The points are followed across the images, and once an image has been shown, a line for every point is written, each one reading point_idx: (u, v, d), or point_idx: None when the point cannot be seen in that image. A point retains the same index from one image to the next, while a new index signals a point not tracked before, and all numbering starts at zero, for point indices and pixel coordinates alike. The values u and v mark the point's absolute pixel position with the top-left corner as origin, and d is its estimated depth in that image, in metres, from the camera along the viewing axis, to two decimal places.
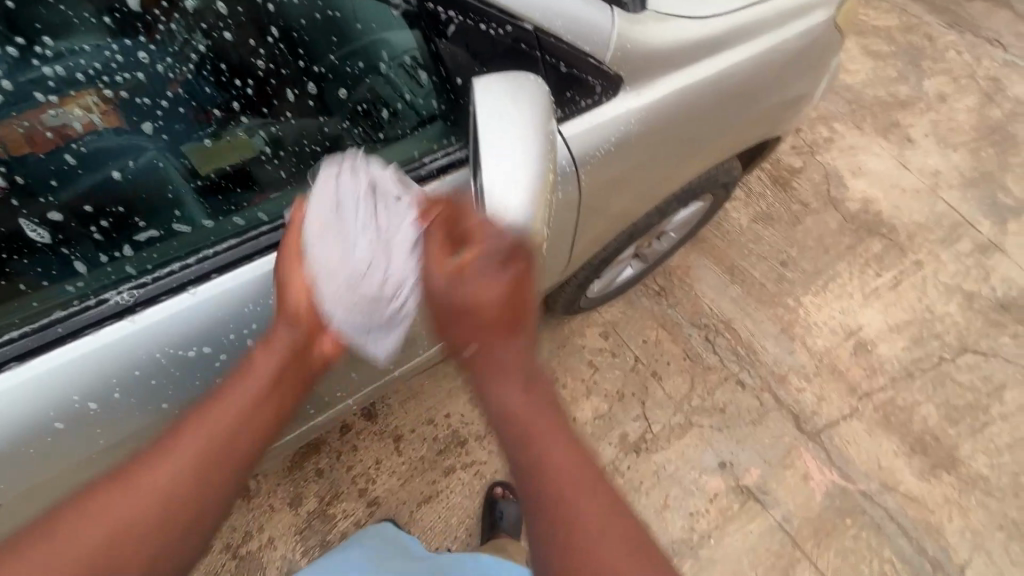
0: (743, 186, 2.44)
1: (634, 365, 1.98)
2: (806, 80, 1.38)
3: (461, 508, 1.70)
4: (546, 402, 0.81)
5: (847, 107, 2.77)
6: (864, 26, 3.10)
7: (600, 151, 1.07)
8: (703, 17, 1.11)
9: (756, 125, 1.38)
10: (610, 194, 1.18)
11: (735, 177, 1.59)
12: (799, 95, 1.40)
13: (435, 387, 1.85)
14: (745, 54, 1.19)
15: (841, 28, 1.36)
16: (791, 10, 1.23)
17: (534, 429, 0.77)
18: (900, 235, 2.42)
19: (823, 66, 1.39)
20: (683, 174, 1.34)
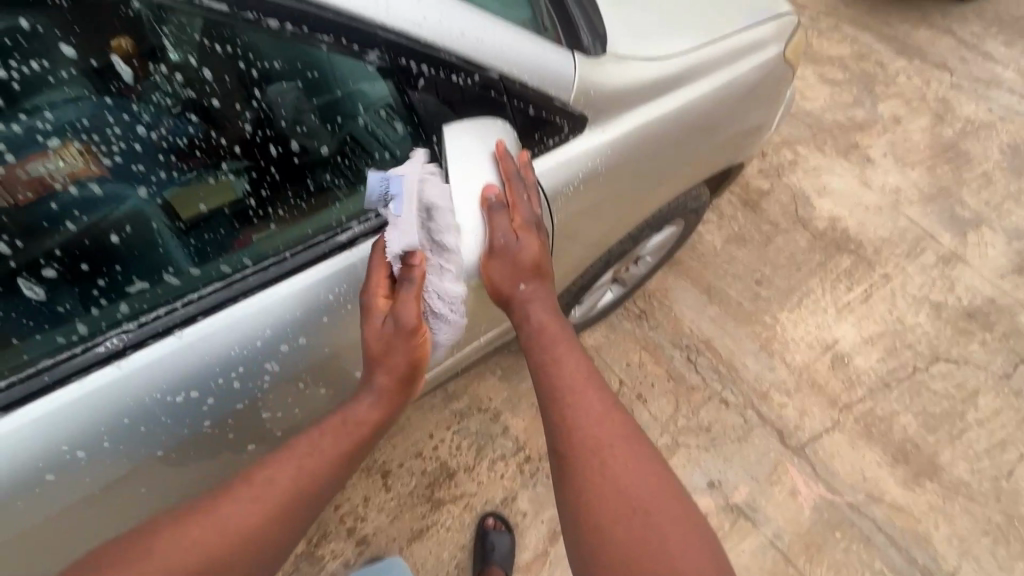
0: (715, 209, 2.53)
1: (619, 389, 2.01)
2: (763, 111, 1.46)
3: (452, 541, 1.68)
4: (589, 400, 0.97)
5: (808, 131, 2.91)
6: (819, 55, 3.28)
7: (570, 185, 1.12)
8: (659, 58, 1.19)
9: (717, 154, 1.46)
10: (582, 224, 1.24)
11: (704, 202, 1.66)
12: (757, 125, 1.49)
13: (423, 420, 1.85)
14: (703, 89, 1.26)
15: (793, 62, 1.45)
16: (743, 48, 1.32)
17: (582, 427, 0.94)
18: (867, 250, 2.52)
19: (777, 97, 1.48)
20: (651, 202, 1.41)
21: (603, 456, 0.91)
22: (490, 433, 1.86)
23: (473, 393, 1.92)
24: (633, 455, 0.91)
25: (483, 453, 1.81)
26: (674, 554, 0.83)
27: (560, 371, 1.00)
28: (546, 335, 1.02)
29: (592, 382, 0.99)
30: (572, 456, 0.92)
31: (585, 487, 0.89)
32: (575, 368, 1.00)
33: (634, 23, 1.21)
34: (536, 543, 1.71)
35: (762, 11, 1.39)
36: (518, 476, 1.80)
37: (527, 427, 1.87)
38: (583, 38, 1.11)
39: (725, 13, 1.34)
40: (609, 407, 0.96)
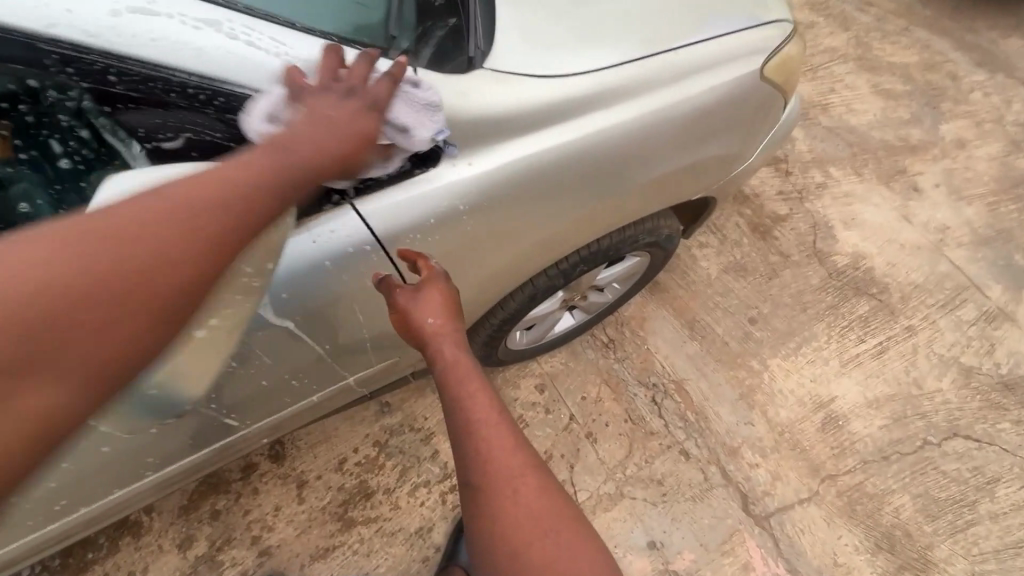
0: (718, 231, 2.25)
1: (568, 425, 1.83)
2: (726, 138, 1.23)
3: (356, 566, 1.60)
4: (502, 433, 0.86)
5: (847, 150, 2.54)
6: (879, 61, 2.85)
7: (428, 223, 0.95)
8: (569, 75, 1.00)
9: (660, 188, 1.25)
10: (461, 265, 1.07)
11: (660, 237, 1.44)
12: (717, 154, 1.26)
13: (348, 433, 1.75)
14: (629, 112, 1.06)
15: (772, 82, 1.20)
16: (692, 65, 1.10)
17: (494, 488, 0.83)
18: (892, 296, 2.18)
19: (746, 125, 1.24)
20: (571, 240, 1.22)
21: (514, 490, 0.84)
22: (417, 455, 1.74)
23: (408, 410, 1.80)
24: (547, 507, 0.84)
25: (407, 476, 1.71)
26: None
27: (475, 412, 0.87)
28: (458, 371, 0.90)
29: (505, 428, 0.87)
30: (485, 519, 0.84)
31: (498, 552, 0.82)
32: (490, 416, 0.87)
33: (549, 28, 1.02)
34: None
35: (731, 20, 1.16)
36: (438, 505, 1.68)
37: None
38: (476, 39, 0.98)
39: (681, 20, 1.11)
40: (519, 450, 0.86)
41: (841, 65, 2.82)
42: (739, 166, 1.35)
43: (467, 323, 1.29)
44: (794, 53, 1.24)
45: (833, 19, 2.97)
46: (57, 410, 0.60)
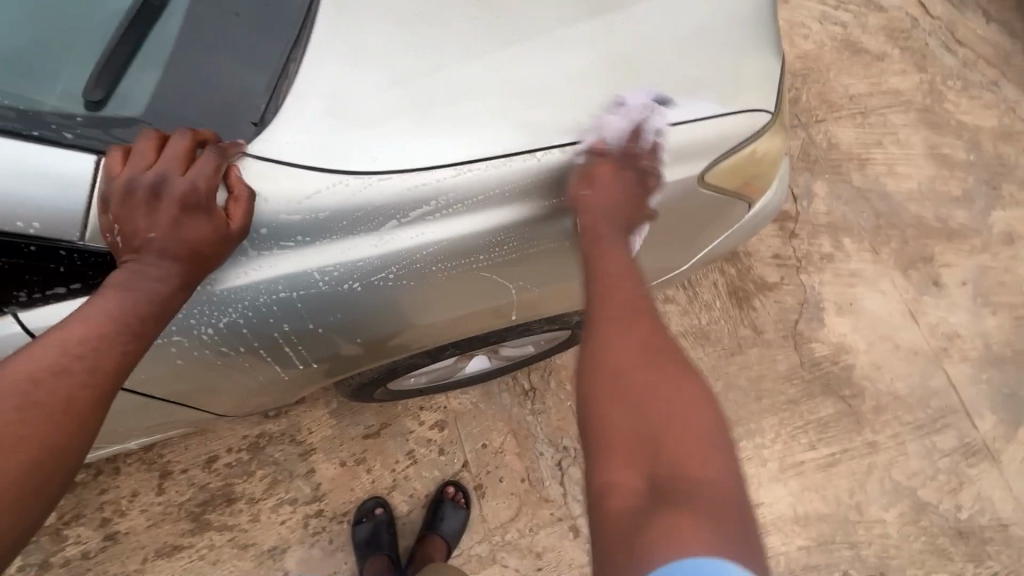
0: (690, 287, 1.99)
1: (458, 472, 1.70)
2: (648, 244, 1.08)
3: (199, 572, 1.54)
4: (648, 341, 0.85)
5: (872, 221, 2.19)
6: (947, 117, 2.41)
7: (226, 325, 0.94)
8: (382, 173, 0.90)
9: (560, 292, 1.13)
10: (293, 349, 1.04)
11: (566, 324, 1.32)
12: (634, 264, 1.12)
13: (223, 431, 1.64)
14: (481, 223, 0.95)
15: (710, 187, 1.03)
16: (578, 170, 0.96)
17: (623, 371, 0.81)
18: (864, 403, 1.93)
19: (674, 237, 1.09)
20: (438, 334, 1.13)
21: (635, 360, 0.82)
22: (291, 470, 1.64)
23: (295, 419, 1.68)
24: (692, 412, 0.77)
25: (275, 490, 1.61)
26: (681, 444, 0.74)
27: (617, 314, 0.87)
28: (598, 241, 0.94)
29: (658, 338, 0.86)
30: (606, 417, 0.79)
31: (614, 449, 0.75)
32: (636, 319, 0.87)
33: (403, 103, 0.93)
34: None
35: (656, 110, 0.98)
36: (299, 527, 1.60)
37: (334, 478, 1.65)
38: (256, 103, 0.92)
39: (582, 104, 0.96)
40: (658, 336, 0.86)
41: (899, 113, 2.39)
42: (670, 271, 1.20)
43: (319, 382, 1.20)
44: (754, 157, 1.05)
45: (909, 54, 2.50)
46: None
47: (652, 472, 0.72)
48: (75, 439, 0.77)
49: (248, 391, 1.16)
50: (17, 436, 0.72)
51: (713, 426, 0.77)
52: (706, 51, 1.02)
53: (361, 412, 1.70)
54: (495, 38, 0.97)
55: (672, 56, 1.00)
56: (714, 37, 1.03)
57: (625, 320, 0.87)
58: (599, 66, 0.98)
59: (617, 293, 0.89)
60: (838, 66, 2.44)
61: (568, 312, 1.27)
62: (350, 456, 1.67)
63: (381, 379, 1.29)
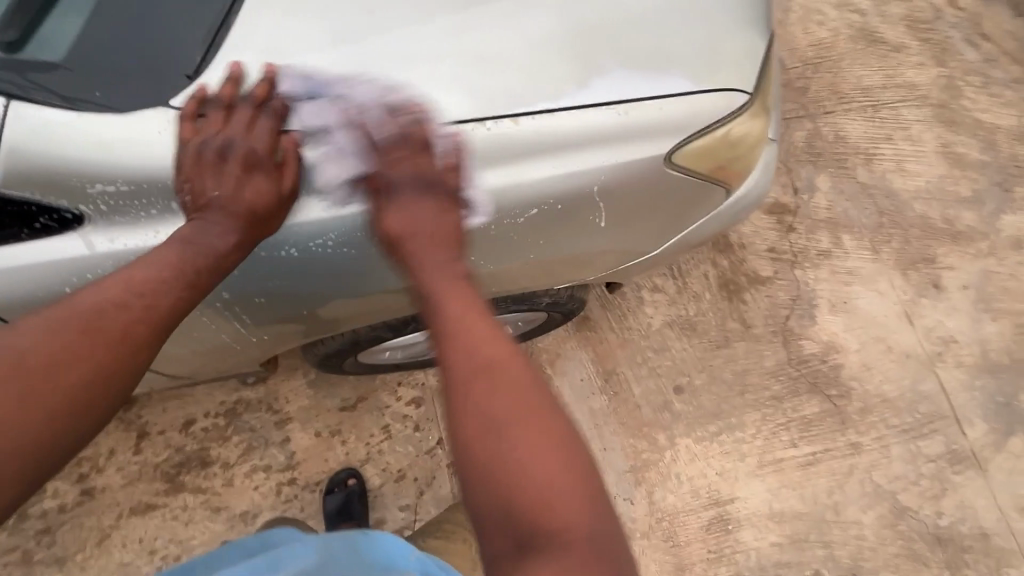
0: (679, 277, 1.95)
1: (432, 449, 1.70)
2: (617, 221, 1.03)
3: (171, 532, 1.55)
4: (500, 382, 0.78)
5: (874, 219, 2.12)
6: (963, 114, 2.32)
7: None
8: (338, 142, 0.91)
9: (523, 273, 1.10)
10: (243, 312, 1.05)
11: (535, 305, 1.30)
12: (601, 247, 1.08)
13: (202, 396, 1.66)
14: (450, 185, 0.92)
15: (680, 169, 1.00)
16: (540, 137, 0.93)
17: (468, 426, 0.76)
18: (850, 404, 1.89)
19: (643, 220, 1.06)
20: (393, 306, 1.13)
21: (487, 394, 0.77)
22: (266, 438, 1.65)
23: (273, 387, 1.69)
24: (550, 457, 0.74)
25: (249, 456, 1.63)
26: (542, 476, 0.73)
27: (467, 341, 0.81)
28: (439, 291, 0.87)
29: (515, 361, 0.80)
30: (471, 455, 0.76)
31: (489, 523, 0.73)
32: (492, 346, 0.81)
33: (350, 68, 0.92)
34: None
35: (613, 85, 0.94)
36: (271, 494, 1.61)
37: (308, 447, 1.66)
38: (191, 54, 0.93)
39: (532, 74, 0.93)
40: (514, 363, 0.81)
41: (912, 108, 2.30)
42: (641, 257, 1.16)
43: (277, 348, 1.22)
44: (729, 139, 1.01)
45: (928, 47, 2.40)
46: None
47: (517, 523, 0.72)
48: (131, 374, 0.81)
49: (204, 354, 1.18)
50: (84, 360, 0.77)
51: (574, 443, 0.77)
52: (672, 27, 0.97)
53: (338, 384, 1.71)
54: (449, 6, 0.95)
55: (633, 30, 0.96)
56: (683, 10, 0.98)
57: (471, 347, 0.81)
58: (567, 43, 0.94)
59: (464, 321, 0.83)
60: (852, 56, 2.35)
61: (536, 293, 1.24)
62: (325, 427, 1.68)
63: (348, 351, 1.28)
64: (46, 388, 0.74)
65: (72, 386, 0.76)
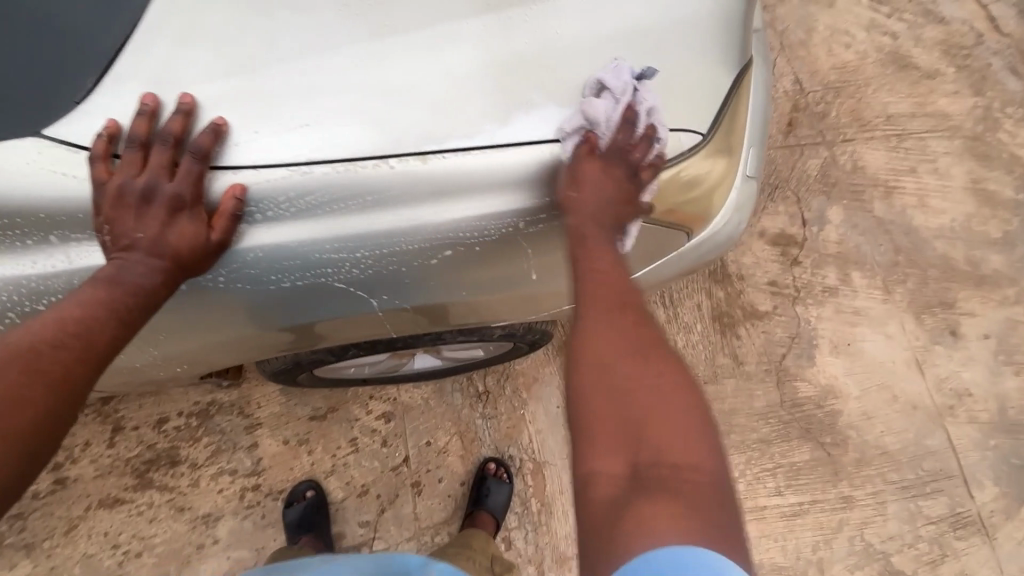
0: (671, 306, 1.86)
1: (398, 467, 1.67)
2: (547, 268, 0.93)
3: (135, 527, 1.58)
4: (624, 331, 0.77)
5: (890, 256, 1.98)
6: (999, 149, 2.15)
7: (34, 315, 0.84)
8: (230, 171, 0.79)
9: (451, 315, 1.00)
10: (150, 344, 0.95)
11: (487, 337, 1.22)
12: (541, 291, 0.98)
13: (176, 395, 1.67)
14: (348, 226, 0.81)
15: (624, 211, 0.87)
16: (452, 178, 0.80)
17: (588, 362, 0.75)
18: (845, 454, 1.77)
19: None
20: (313, 343, 1.02)
21: (605, 339, 0.76)
22: (235, 442, 1.66)
23: (247, 391, 1.69)
24: (681, 419, 0.70)
25: (216, 458, 1.64)
26: (659, 418, 0.69)
27: (606, 288, 0.81)
28: (581, 232, 0.84)
29: (641, 318, 0.80)
30: (590, 389, 0.74)
31: (597, 435, 0.70)
32: (624, 298, 0.81)
33: (242, 92, 0.80)
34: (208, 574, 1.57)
35: (547, 121, 0.82)
36: (234, 499, 1.62)
37: (275, 454, 1.66)
38: (83, 81, 0.81)
39: (454, 108, 0.80)
40: (635, 321, 0.79)
41: (941, 139, 2.15)
42: None
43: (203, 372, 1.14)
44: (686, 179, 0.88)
45: (965, 74, 2.23)
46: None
47: (630, 456, 0.68)
48: (70, 417, 0.79)
49: (121, 378, 1.09)
50: (20, 408, 0.73)
51: (697, 404, 0.72)
52: (627, 57, 0.84)
53: (310, 394, 1.70)
54: (364, 21, 0.82)
55: (579, 59, 0.83)
56: (640, 36, 0.85)
57: (601, 294, 0.81)
58: (489, 69, 0.82)
59: (604, 269, 0.83)
60: (880, 80, 2.21)
61: (482, 329, 1.15)
62: (294, 435, 1.67)
63: (294, 371, 1.24)
64: None
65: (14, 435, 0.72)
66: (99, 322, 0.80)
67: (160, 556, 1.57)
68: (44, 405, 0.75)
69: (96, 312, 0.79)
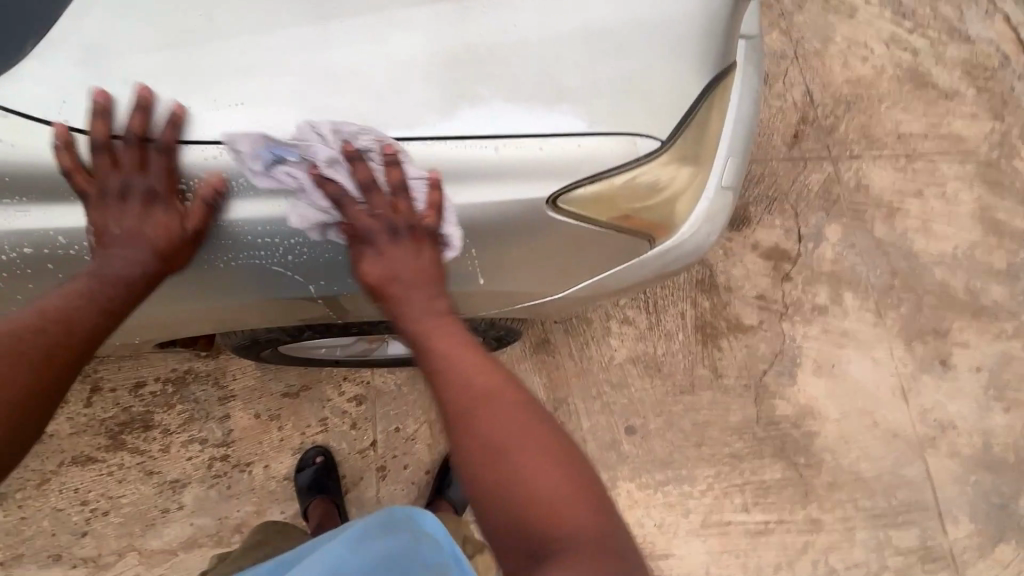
0: (654, 313, 1.84)
1: (364, 449, 1.70)
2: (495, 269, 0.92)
3: (105, 486, 1.62)
4: (495, 416, 0.74)
5: (885, 279, 1.93)
6: (1012, 177, 2.08)
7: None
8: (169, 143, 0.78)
9: None
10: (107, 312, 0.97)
11: (447, 328, 1.21)
12: (493, 289, 0.97)
13: (154, 361, 1.69)
14: (279, 210, 0.80)
15: (572, 214, 0.86)
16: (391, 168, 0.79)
17: (468, 454, 0.73)
18: (818, 476, 1.74)
19: (544, 264, 0.93)
20: (267, 322, 1.03)
21: (477, 424, 0.74)
22: (208, 412, 1.68)
23: (223, 364, 1.71)
24: (547, 470, 0.72)
25: (188, 426, 1.67)
26: (542, 494, 0.70)
27: (464, 373, 0.77)
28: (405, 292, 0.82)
29: (506, 388, 0.77)
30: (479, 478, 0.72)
31: (497, 528, 0.71)
32: (487, 377, 0.77)
33: (185, 68, 0.79)
34: (170, 538, 1.61)
35: (495, 117, 0.80)
36: (202, 468, 1.65)
37: (246, 427, 1.68)
38: (25, 41, 0.78)
39: (400, 98, 0.79)
40: (500, 390, 0.77)
41: (953, 162, 2.08)
42: (550, 300, 1.04)
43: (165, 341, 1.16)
44: (641, 188, 0.86)
45: (985, 97, 2.15)
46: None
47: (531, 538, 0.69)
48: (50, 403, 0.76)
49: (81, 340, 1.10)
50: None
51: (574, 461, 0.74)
52: (583, 61, 0.82)
53: (285, 372, 1.71)
54: (320, 7, 0.81)
55: (533, 59, 0.81)
56: (601, 39, 0.83)
57: (462, 377, 0.77)
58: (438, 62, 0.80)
59: (453, 351, 0.79)
60: (894, 97, 2.13)
61: (441, 321, 1.15)
62: (265, 410, 1.69)
63: (258, 347, 1.24)
64: None
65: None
66: (87, 306, 0.78)
67: (126, 516, 1.61)
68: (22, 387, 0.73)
69: (82, 297, 0.78)
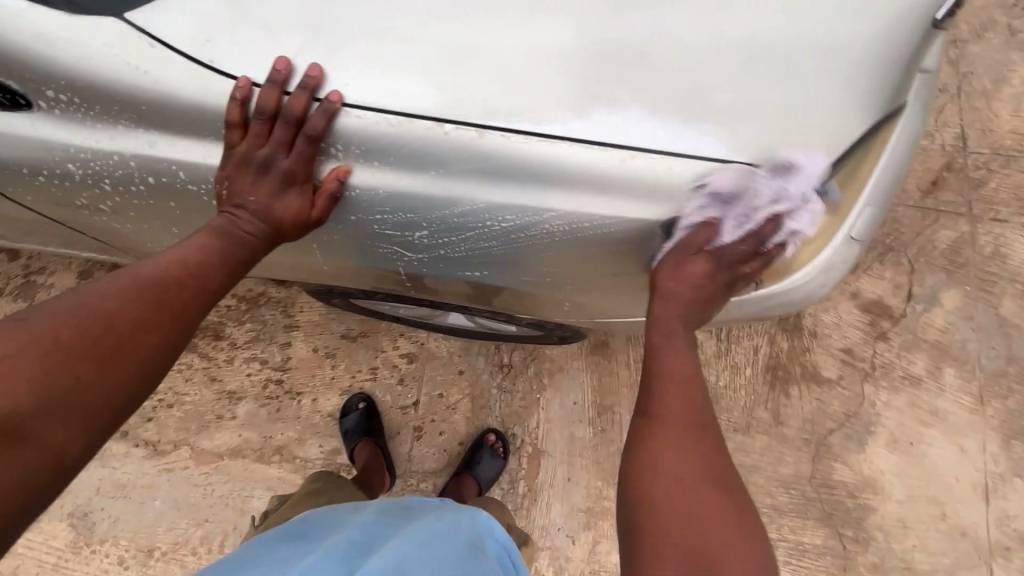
0: (724, 341, 1.73)
1: (406, 407, 1.74)
2: (585, 281, 0.88)
3: (173, 381, 1.75)
4: (697, 448, 0.76)
5: (998, 364, 1.71)
6: None
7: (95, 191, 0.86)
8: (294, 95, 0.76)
9: (480, 297, 0.98)
10: None
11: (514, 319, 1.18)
12: (572, 299, 0.93)
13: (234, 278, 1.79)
14: (419, 185, 0.76)
15: (680, 243, 0.78)
16: (543, 166, 0.74)
17: (666, 473, 0.74)
18: (861, 553, 1.62)
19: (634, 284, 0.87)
20: (346, 280, 1.04)
21: (679, 445, 0.76)
22: (272, 336, 1.77)
23: (293, 295, 1.78)
24: (732, 533, 0.71)
25: (253, 345, 1.76)
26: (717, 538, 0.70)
27: (684, 403, 0.79)
28: (664, 340, 0.83)
29: (707, 427, 0.79)
30: (659, 493, 0.74)
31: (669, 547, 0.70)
32: (701, 416, 0.79)
33: (320, 20, 0.77)
34: (220, 443, 1.72)
35: (627, 125, 0.73)
36: (257, 386, 1.75)
37: (303, 358, 1.76)
38: None
39: (529, 87, 0.74)
40: (710, 428, 0.79)
41: None
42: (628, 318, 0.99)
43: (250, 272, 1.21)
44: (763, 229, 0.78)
45: None
46: (65, 455, 0.67)
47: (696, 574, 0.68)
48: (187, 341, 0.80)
49: None
50: (145, 326, 0.75)
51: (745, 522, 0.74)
52: (736, 81, 0.73)
53: (348, 316, 1.77)
54: None
55: (681, 70, 0.73)
56: (760, 59, 0.73)
57: (688, 401, 0.79)
58: (577, 57, 0.74)
59: (671, 370, 0.81)
60: None
61: (512, 314, 1.12)
62: (323, 346, 1.76)
63: (330, 294, 1.28)
64: (110, 347, 0.71)
65: (137, 349, 0.73)
66: (220, 256, 0.82)
67: (187, 413, 1.74)
68: (165, 326, 0.77)
69: (219, 246, 0.82)
